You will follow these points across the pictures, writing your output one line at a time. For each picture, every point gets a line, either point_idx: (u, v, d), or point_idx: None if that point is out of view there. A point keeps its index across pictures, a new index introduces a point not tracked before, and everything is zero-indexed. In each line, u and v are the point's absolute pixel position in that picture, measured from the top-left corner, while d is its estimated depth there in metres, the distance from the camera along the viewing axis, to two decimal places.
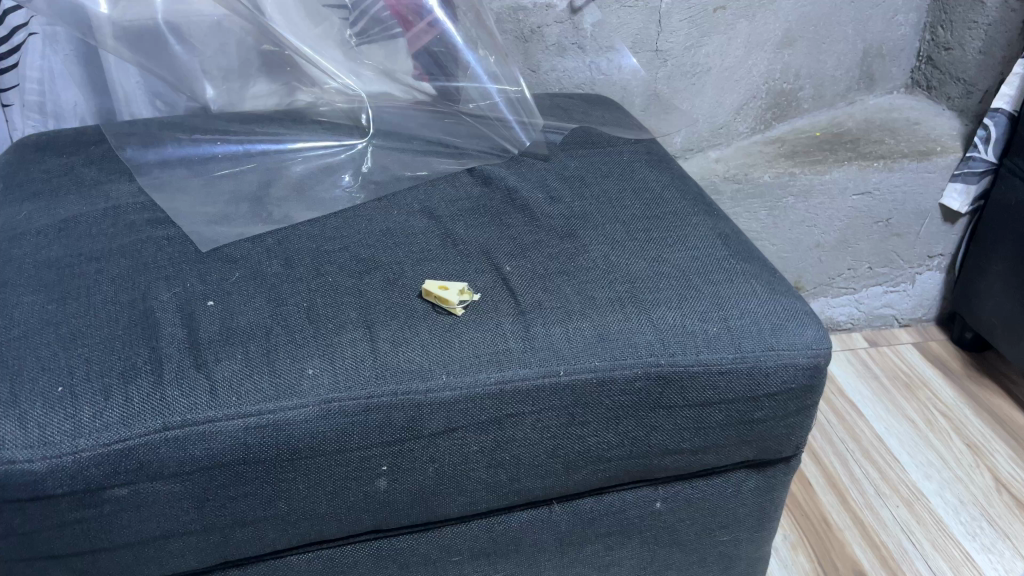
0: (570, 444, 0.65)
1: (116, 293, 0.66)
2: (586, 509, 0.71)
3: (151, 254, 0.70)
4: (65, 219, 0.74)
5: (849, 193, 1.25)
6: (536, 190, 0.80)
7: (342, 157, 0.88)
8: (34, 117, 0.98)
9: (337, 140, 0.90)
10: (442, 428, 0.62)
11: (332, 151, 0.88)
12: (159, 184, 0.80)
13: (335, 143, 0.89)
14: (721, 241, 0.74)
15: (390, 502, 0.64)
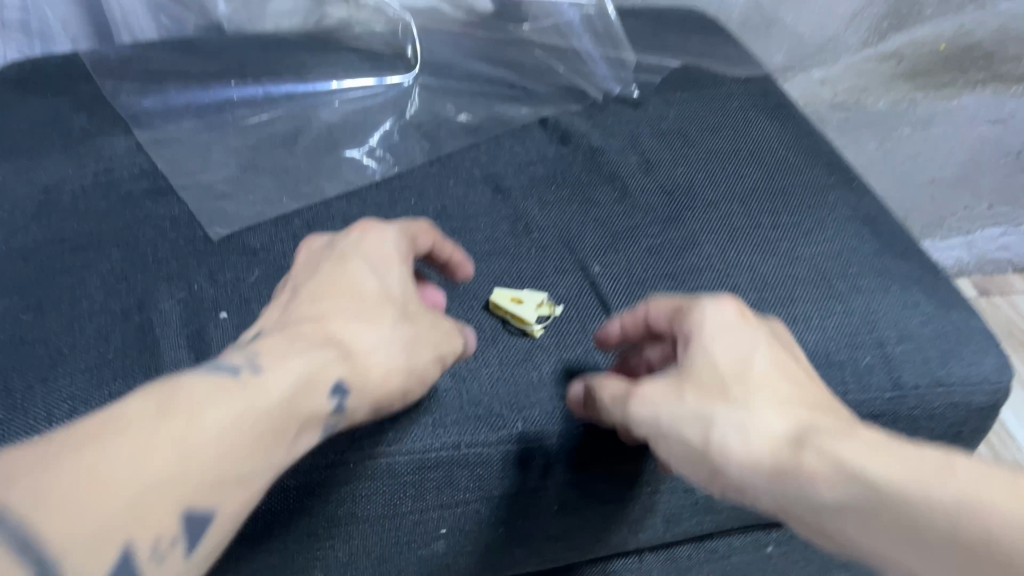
0: (671, 498, 0.52)
1: (107, 300, 0.53)
2: (684, 557, 0.58)
3: (150, 242, 0.56)
4: (45, 188, 0.60)
5: (978, 121, 1.07)
6: (627, 150, 0.64)
7: (384, 98, 0.73)
8: (16, 39, 0.80)
9: (378, 79, 0.74)
10: (516, 486, 0.49)
11: (372, 92, 0.73)
12: (163, 142, 0.66)
13: (376, 82, 0.74)
14: (868, 226, 0.59)
15: (448, 565, 0.52)
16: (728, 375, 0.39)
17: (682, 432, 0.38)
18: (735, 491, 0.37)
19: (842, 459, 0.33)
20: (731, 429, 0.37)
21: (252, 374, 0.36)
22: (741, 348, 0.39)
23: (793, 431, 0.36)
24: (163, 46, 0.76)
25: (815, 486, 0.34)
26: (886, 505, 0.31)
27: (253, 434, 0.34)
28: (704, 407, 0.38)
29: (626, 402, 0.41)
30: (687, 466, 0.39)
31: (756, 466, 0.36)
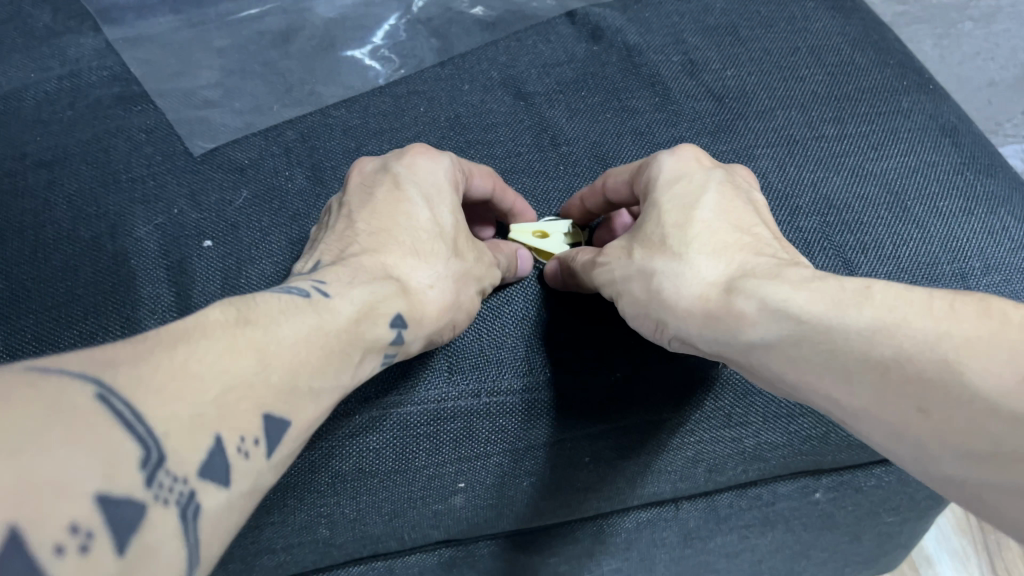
0: (720, 448, 0.46)
1: (75, 225, 0.46)
2: (724, 506, 0.53)
3: (124, 157, 0.49)
4: (4, 94, 0.53)
5: None
6: (668, 49, 0.55)
7: None
8: None
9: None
10: (545, 437, 0.43)
11: None
12: (136, 42, 0.58)
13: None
14: (947, 137, 0.51)
15: (467, 519, 0.47)
16: (673, 229, 0.40)
17: (631, 282, 0.41)
18: (687, 341, 0.39)
19: (787, 300, 0.34)
20: (676, 273, 0.39)
21: (319, 299, 0.33)
22: (686, 197, 0.41)
23: (724, 276, 0.38)
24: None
25: (760, 328, 0.35)
26: (826, 336, 0.32)
27: (318, 358, 0.31)
28: (652, 255, 0.40)
29: (585, 264, 0.43)
30: (632, 314, 0.41)
31: (688, 310, 0.38)
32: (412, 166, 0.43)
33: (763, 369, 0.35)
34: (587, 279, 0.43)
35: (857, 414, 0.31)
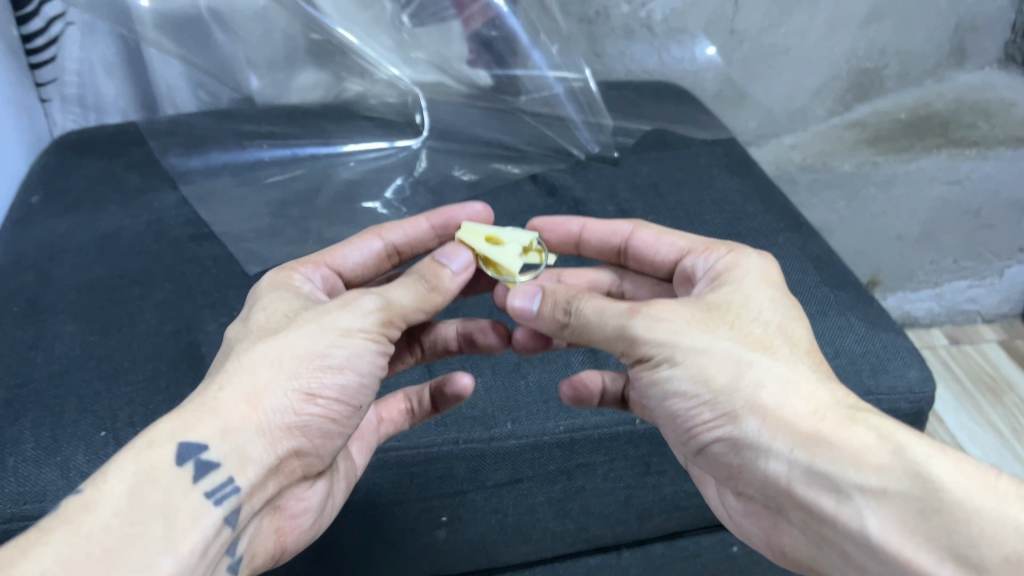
0: (643, 494, 0.60)
1: (160, 322, 0.62)
2: (658, 554, 0.65)
3: (196, 277, 0.66)
4: (106, 235, 0.71)
5: (937, 183, 1.16)
6: (605, 202, 0.74)
7: (397, 160, 0.85)
8: (75, 110, 0.93)
9: (386, 142, 0.86)
10: (507, 480, 0.57)
11: (386, 153, 0.86)
12: (203, 195, 0.76)
13: (385, 145, 0.86)
14: (811, 264, 0.68)
15: (449, 552, 0.60)
16: (770, 337, 0.43)
17: (704, 369, 0.41)
18: (749, 459, 0.40)
19: (912, 459, 0.37)
20: (764, 382, 0.40)
21: (76, 500, 0.36)
22: (756, 311, 0.44)
23: (838, 406, 0.40)
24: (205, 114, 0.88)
25: (859, 470, 0.37)
26: (944, 507, 0.36)
27: (104, 551, 0.35)
28: (736, 351, 0.41)
29: (603, 308, 0.45)
30: (693, 410, 0.42)
31: (791, 424, 0.39)
32: (259, 291, 0.49)
33: (837, 513, 0.37)
34: (598, 324, 0.44)
35: (920, 573, 0.35)
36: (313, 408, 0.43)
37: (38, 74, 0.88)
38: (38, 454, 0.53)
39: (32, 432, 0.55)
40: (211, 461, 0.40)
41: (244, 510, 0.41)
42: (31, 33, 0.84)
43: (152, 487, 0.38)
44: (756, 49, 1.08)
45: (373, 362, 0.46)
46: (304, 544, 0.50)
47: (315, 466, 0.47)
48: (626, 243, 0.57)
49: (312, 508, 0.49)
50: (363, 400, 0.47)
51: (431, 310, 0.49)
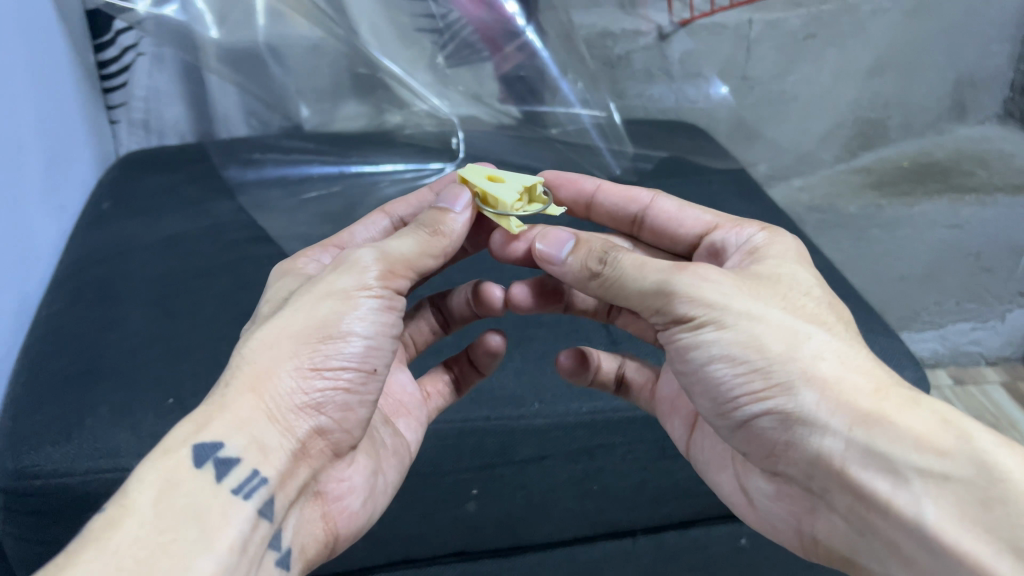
0: (659, 478, 0.65)
1: (221, 310, 0.69)
2: (671, 543, 0.70)
3: (253, 273, 0.73)
4: (168, 236, 0.79)
5: (938, 226, 1.20)
6: None
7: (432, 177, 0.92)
8: (139, 133, 1.03)
9: (406, 164, 0.93)
10: (533, 456, 0.62)
11: (420, 172, 0.92)
12: (257, 203, 0.87)
13: (406, 166, 0.93)
14: None
15: (477, 527, 0.65)
16: (822, 312, 0.45)
17: (757, 335, 0.43)
18: (798, 435, 0.42)
19: (976, 446, 0.38)
20: (821, 354, 0.42)
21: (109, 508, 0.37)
22: (806, 286, 0.47)
23: (897, 393, 0.41)
24: (266, 137, 0.96)
25: (920, 454, 0.38)
26: (1010, 498, 0.36)
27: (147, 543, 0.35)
28: (791, 320, 0.44)
29: (643, 263, 0.47)
30: (742, 378, 0.43)
31: (850, 405, 0.40)
32: (281, 294, 0.51)
33: (893, 497, 0.38)
34: (636, 279, 0.47)
35: (981, 568, 0.35)
36: (323, 379, 0.45)
37: (110, 98, 0.98)
38: (113, 414, 0.59)
39: (107, 396, 0.61)
40: (227, 457, 0.41)
41: (278, 499, 0.43)
42: (105, 60, 0.94)
43: (180, 487, 0.39)
44: (766, 94, 1.15)
45: (379, 317, 0.47)
46: (357, 529, 0.51)
47: (347, 440, 0.48)
48: (643, 212, 0.61)
49: (353, 487, 0.50)
50: (380, 359, 0.48)
51: (439, 254, 0.52)
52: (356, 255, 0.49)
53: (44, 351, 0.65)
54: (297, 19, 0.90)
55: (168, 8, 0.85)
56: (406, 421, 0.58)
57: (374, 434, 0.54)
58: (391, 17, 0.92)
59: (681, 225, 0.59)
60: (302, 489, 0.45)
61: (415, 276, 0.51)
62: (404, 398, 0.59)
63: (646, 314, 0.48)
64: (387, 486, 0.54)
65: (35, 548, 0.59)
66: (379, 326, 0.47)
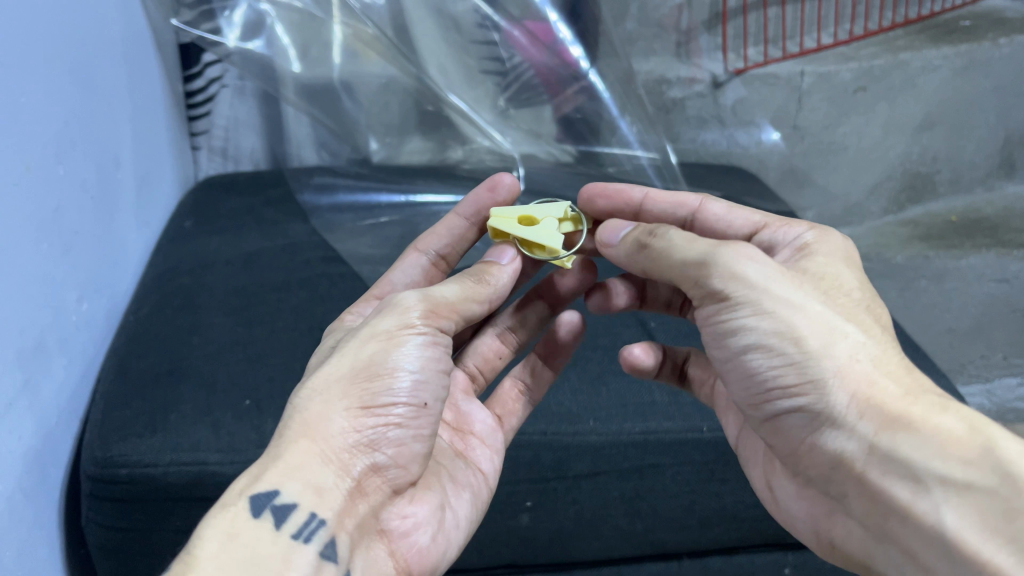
0: (706, 501, 0.67)
1: (298, 321, 0.75)
2: (715, 568, 0.72)
3: (326, 287, 0.81)
4: (248, 253, 0.87)
5: (986, 279, 1.16)
6: None
7: None
8: (218, 160, 1.10)
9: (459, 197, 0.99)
10: (586, 471, 0.64)
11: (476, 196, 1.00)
12: (329, 227, 0.96)
13: (451, 199, 0.99)
14: None
15: (529, 538, 0.67)
16: (859, 312, 0.46)
17: (794, 326, 0.44)
18: (826, 435, 0.44)
19: (1006, 459, 0.39)
20: (855, 355, 0.43)
21: (181, 558, 0.39)
22: (846, 287, 0.48)
23: (926, 399, 0.42)
24: (338, 164, 1.04)
25: (944, 461, 0.40)
26: None
27: None
28: (830, 316, 0.45)
29: (693, 240, 0.50)
30: (777, 371, 0.45)
31: (880, 405, 0.42)
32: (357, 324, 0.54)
33: (915, 502, 0.40)
34: (683, 249, 0.49)
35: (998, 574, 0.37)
36: (374, 416, 0.46)
37: (194, 125, 1.05)
38: (195, 413, 0.63)
39: (188, 396, 0.65)
40: (285, 503, 0.43)
41: (340, 543, 0.44)
42: (193, 90, 1.01)
43: (239, 538, 0.41)
44: (816, 144, 1.19)
45: (423, 353, 0.48)
46: (430, 567, 0.50)
47: (405, 475, 0.49)
48: (692, 215, 0.63)
49: (419, 522, 0.50)
50: (430, 391, 0.49)
51: (484, 297, 0.55)
52: (398, 302, 0.51)
53: (132, 351, 0.70)
54: (371, 57, 0.95)
55: (254, 42, 0.90)
56: (486, 455, 0.58)
57: (439, 472, 0.54)
58: (459, 57, 0.96)
59: (730, 225, 0.61)
60: (365, 528, 0.46)
61: (458, 322, 0.53)
62: (475, 426, 0.60)
63: (692, 293, 0.50)
64: (461, 524, 0.53)
65: (115, 535, 0.62)
66: (424, 360, 0.49)
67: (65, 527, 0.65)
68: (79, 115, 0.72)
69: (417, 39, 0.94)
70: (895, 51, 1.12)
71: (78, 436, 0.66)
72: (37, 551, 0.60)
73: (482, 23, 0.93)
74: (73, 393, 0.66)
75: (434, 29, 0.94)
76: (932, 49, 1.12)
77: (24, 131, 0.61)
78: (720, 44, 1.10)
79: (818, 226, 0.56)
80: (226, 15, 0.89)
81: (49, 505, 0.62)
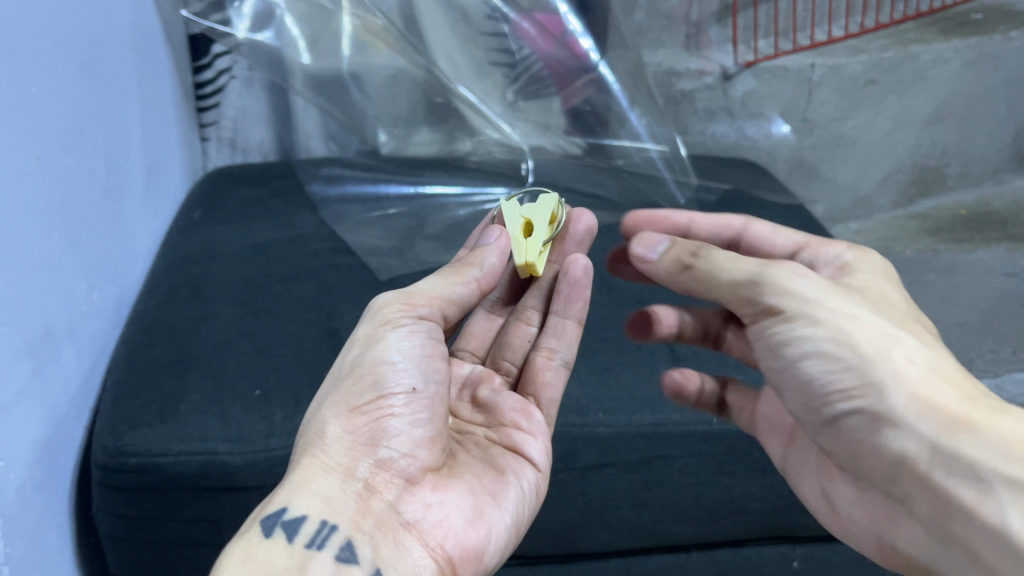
0: (714, 493, 0.67)
1: (306, 311, 0.76)
2: (723, 561, 0.72)
3: (335, 278, 0.82)
4: (257, 244, 0.87)
5: (996, 274, 1.15)
6: None
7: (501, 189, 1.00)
8: (226, 151, 1.10)
9: (465, 187, 1.00)
10: (594, 463, 0.64)
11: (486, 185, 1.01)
12: (337, 217, 0.95)
13: (458, 190, 0.99)
14: None
15: (537, 529, 0.67)
16: (911, 322, 0.47)
17: (849, 334, 0.45)
18: (882, 435, 0.44)
19: None
20: (911, 359, 0.44)
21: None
22: (895, 302, 0.49)
23: (980, 403, 0.42)
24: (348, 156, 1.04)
25: (1008, 463, 0.39)
26: None
27: None
28: (884, 325, 0.45)
29: (736, 262, 0.51)
30: (833, 376, 0.45)
31: (935, 408, 0.42)
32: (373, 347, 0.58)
33: (978, 504, 0.40)
34: (729, 276, 0.50)
35: None
36: (365, 414, 0.49)
37: (203, 116, 1.05)
38: (204, 403, 0.63)
39: (196, 386, 0.65)
40: (296, 515, 0.45)
41: (361, 543, 0.45)
42: (203, 81, 1.01)
43: (256, 558, 0.43)
44: (825, 137, 1.18)
45: (403, 343, 0.51)
46: (473, 552, 0.49)
47: (419, 464, 0.50)
48: (737, 236, 0.63)
49: (450, 508, 0.49)
50: (422, 375, 0.51)
51: (469, 280, 0.55)
52: (376, 304, 0.54)
53: (141, 340, 0.71)
54: (381, 49, 0.95)
55: (263, 34, 0.90)
56: (531, 443, 0.58)
57: (472, 466, 0.54)
58: (468, 50, 0.97)
59: (773, 246, 0.61)
60: (388, 522, 0.47)
61: (446, 309, 0.54)
62: (507, 414, 0.59)
63: (742, 314, 0.51)
64: (510, 507, 0.53)
65: (126, 524, 0.62)
66: (407, 351, 0.51)
67: (75, 516, 0.65)
68: (89, 106, 0.72)
69: (427, 30, 0.95)
70: (905, 43, 1.12)
71: (88, 425, 0.67)
72: (48, 538, 0.61)
73: (490, 14, 0.94)
74: (83, 382, 0.66)
75: (443, 22, 0.95)
76: (943, 42, 1.12)
77: (34, 117, 0.62)
78: (730, 35, 1.11)
79: (858, 247, 0.56)
80: (236, 6, 0.88)
81: (59, 494, 0.62)
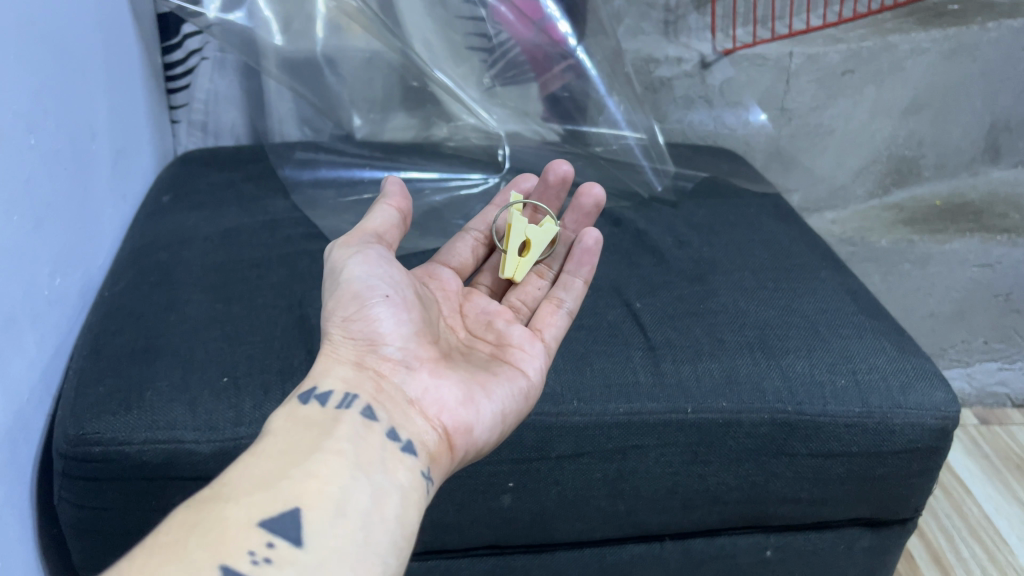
0: (690, 483, 0.66)
1: (276, 298, 0.74)
2: (697, 550, 0.72)
3: (306, 264, 0.80)
4: (227, 229, 0.86)
5: (969, 265, 1.14)
6: (665, 234, 0.89)
7: (480, 175, 1.00)
8: (197, 135, 1.08)
9: (441, 172, 0.99)
10: (569, 452, 0.63)
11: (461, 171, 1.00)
12: (309, 202, 0.93)
13: (435, 175, 0.98)
14: (851, 296, 0.78)
15: (511, 519, 0.67)
16: None
17: None
18: None
19: None
20: None
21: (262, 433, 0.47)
22: None
23: None
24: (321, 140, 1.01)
25: None
26: None
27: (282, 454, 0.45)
28: None
29: None
30: None
31: None
32: None
33: None
34: None
35: None
36: (357, 318, 0.54)
37: (173, 99, 1.03)
38: (170, 390, 0.62)
39: (164, 373, 0.63)
40: (326, 392, 0.50)
41: (378, 408, 0.50)
42: (172, 62, 1.00)
43: (297, 414, 0.48)
44: (804, 126, 1.17)
45: (364, 259, 0.56)
46: (468, 425, 0.53)
47: (416, 353, 0.55)
48: None
49: (446, 388, 0.54)
50: (388, 283, 0.56)
51: (386, 212, 0.61)
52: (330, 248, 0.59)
53: (106, 327, 0.69)
54: (356, 31, 0.93)
55: (236, 13, 0.87)
56: (530, 360, 0.61)
57: (472, 365, 0.59)
58: (446, 34, 0.96)
59: None
60: (395, 398, 0.52)
61: (381, 236, 0.59)
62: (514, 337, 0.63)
63: None
64: (498, 397, 0.56)
65: (88, 514, 0.61)
66: (372, 266, 0.56)
67: (36, 506, 0.64)
68: (54, 84, 0.70)
69: (404, 14, 0.94)
70: (883, 34, 1.12)
71: (50, 414, 0.65)
72: (8, 529, 0.59)
73: None
74: (45, 370, 0.65)
75: (421, 5, 0.94)
76: (920, 33, 1.12)
77: None
78: (707, 23, 1.13)
79: None
80: None
81: (19, 483, 0.60)
